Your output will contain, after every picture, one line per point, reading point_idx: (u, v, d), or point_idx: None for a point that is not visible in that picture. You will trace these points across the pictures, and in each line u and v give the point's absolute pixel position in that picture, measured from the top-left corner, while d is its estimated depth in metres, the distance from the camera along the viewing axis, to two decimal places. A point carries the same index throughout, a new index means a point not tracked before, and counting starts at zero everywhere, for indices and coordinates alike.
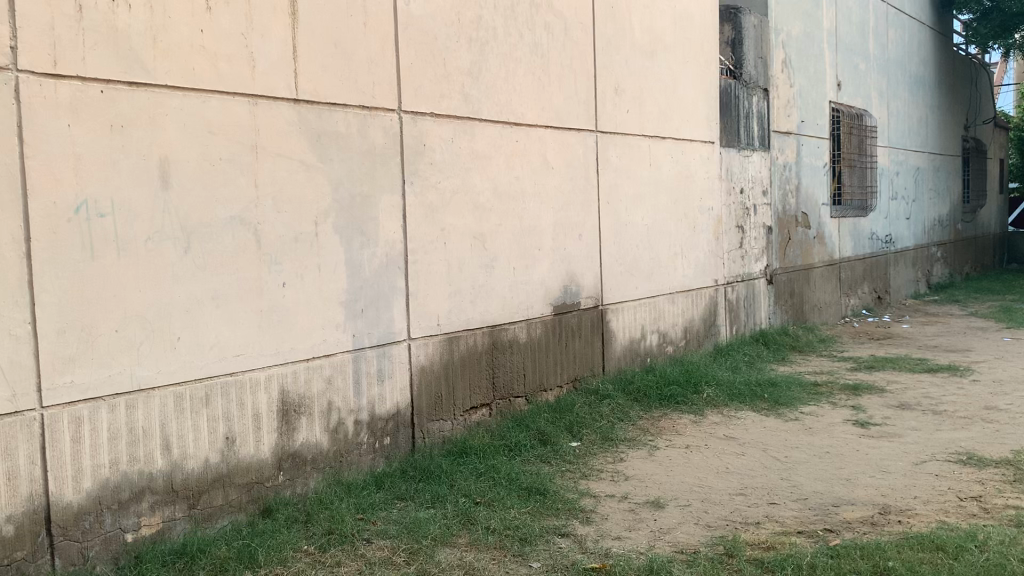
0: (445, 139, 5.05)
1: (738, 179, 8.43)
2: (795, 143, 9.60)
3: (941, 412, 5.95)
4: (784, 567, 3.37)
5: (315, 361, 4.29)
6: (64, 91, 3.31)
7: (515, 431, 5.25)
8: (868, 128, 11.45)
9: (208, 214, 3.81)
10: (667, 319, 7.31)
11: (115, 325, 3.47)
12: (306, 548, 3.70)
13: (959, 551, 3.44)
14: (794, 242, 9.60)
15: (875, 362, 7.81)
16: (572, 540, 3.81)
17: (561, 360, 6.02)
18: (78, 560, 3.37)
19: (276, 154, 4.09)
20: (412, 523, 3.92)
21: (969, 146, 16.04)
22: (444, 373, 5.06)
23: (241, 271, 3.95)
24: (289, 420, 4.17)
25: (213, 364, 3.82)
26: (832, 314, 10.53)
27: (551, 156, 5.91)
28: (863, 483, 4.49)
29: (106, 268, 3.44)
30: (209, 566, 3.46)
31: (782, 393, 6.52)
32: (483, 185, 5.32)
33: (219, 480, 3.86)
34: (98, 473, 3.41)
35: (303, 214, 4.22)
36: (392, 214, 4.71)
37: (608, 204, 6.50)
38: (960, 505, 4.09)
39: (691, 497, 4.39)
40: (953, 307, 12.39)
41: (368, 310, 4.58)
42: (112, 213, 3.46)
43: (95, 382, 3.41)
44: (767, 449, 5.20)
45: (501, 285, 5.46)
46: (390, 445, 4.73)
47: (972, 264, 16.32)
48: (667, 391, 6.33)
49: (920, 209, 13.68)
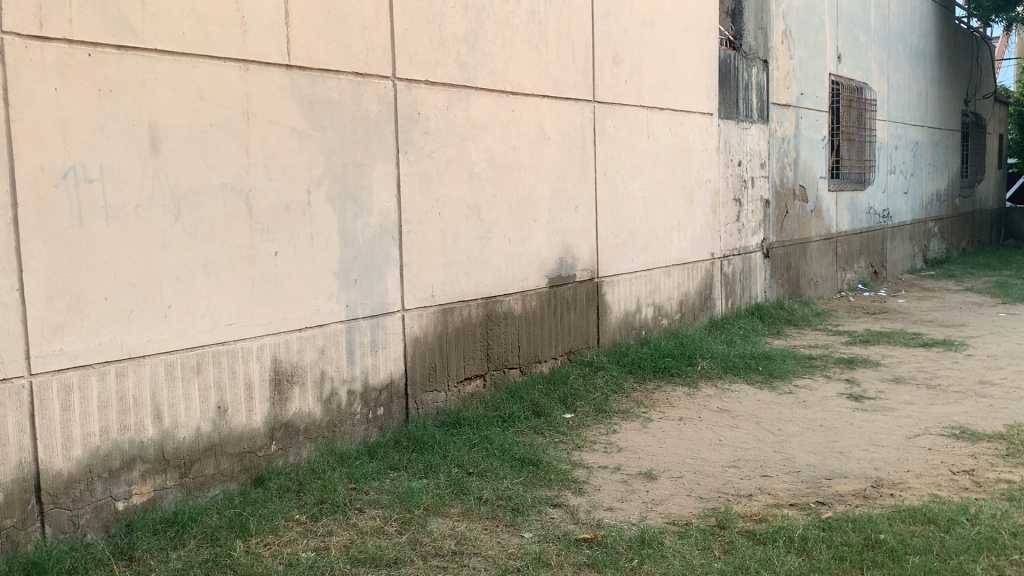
0: (440, 107, 4.98)
1: (736, 151, 8.37)
2: (794, 116, 9.53)
3: (935, 386, 5.96)
4: (775, 538, 3.38)
5: (308, 331, 4.26)
6: (51, 54, 3.24)
7: (509, 402, 5.24)
8: (868, 102, 11.36)
9: (199, 181, 3.76)
10: (663, 292, 7.29)
11: (104, 293, 3.44)
12: (297, 517, 3.69)
13: (951, 525, 3.45)
14: (791, 215, 9.55)
15: (870, 336, 7.81)
16: (564, 510, 3.81)
17: (556, 332, 6.00)
18: (69, 528, 3.36)
19: (268, 122, 4.03)
20: (405, 493, 3.92)
21: (968, 120, 15.95)
22: (438, 344, 5.03)
23: (233, 239, 3.91)
24: (281, 390, 4.15)
25: (204, 333, 3.79)
26: (828, 289, 10.52)
27: (547, 126, 5.84)
28: (857, 456, 4.49)
29: (95, 235, 3.40)
30: (200, 535, 3.45)
31: (777, 366, 6.52)
32: (478, 155, 5.26)
33: (210, 450, 3.85)
34: (88, 441, 3.39)
35: (295, 181, 4.17)
36: (386, 184, 4.65)
37: (605, 175, 6.45)
38: (953, 478, 4.10)
39: (684, 468, 4.39)
40: (950, 282, 12.38)
41: (361, 281, 4.54)
42: (100, 178, 3.41)
43: (84, 349, 3.38)
44: (760, 422, 5.20)
45: (495, 257, 5.42)
46: (384, 415, 4.72)
47: (968, 240, 16.28)
48: (662, 363, 6.32)
49: (918, 183, 13.62)
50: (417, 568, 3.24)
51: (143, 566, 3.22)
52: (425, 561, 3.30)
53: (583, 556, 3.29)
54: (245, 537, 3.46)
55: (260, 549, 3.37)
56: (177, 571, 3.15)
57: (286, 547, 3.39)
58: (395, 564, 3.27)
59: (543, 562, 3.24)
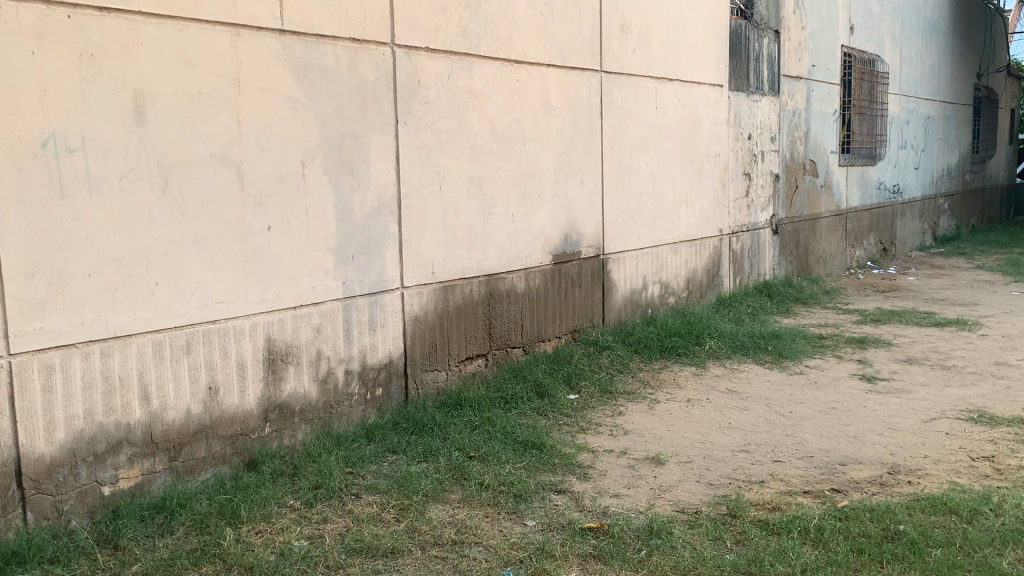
0: (440, 76, 4.77)
1: (746, 125, 8.14)
2: (805, 88, 9.28)
3: (950, 367, 5.80)
4: (790, 529, 3.23)
5: (303, 309, 4.10)
6: (27, 15, 3.04)
7: (511, 383, 5.09)
8: (880, 74, 11.09)
9: (187, 151, 3.58)
10: (669, 270, 7.11)
11: (88, 269, 3.27)
12: (291, 503, 3.55)
13: (974, 515, 3.30)
14: (801, 191, 9.34)
15: (881, 314, 7.64)
16: (569, 497, 3.66)
17: (560, 310, 5.84)
18: (52, 514, 3.22)
19: (260, 89, 3.84)
20: (403, 477, 3.77)
21: (980, 95, 15.65)
22: (438, 323, 4.87)
23: (223, 213, 3.73)
24: (275, 370, 3.99)
25: (194, 311, 3.63)
26: (837, 266, 10.33)
27: (553, 97, 5.63)
28: (871, 441, 4.34)
29: (77, 208, 3.23)
30: (189, 522, 3.31)
31: (787, 346, 6.35)
32: (480, 127, 5.07)
33: (201, 432, 3.70)
34: (72, 424, 3.24)
35: (289, 153, 3.98)
36: (384, 156, 4.46)
37: (612, 148, 6.25)
38: (973, 464, 3.94)
39: (693, 453, 4.24)
40: (960, 259, 12.18)
41: (358, 257, 4.37)
42: (82, 148, 3.23)
43: (68, 328, 3.22)
44: (771, 404, 5.04)
45: (498, 232, 5.25)
46: (382, 396, 4.57)
47: (978, 216, 16.04)
48: (668, 342, 6.15)
49: (929, 159, 13.37)
50: (415, 558, 3.10)
51: (128, 555, 3.08)
52: (423, 550, 3.15)
53: (588, 547, 3.14)
54: (235, 524, 3.31)
55: (251, 537, 3.23)
56: (164, 562, 3.01)
57: (279, 536, 3.25)
58: (392, 554, 3.13)
59: (546, 553, 3.10)
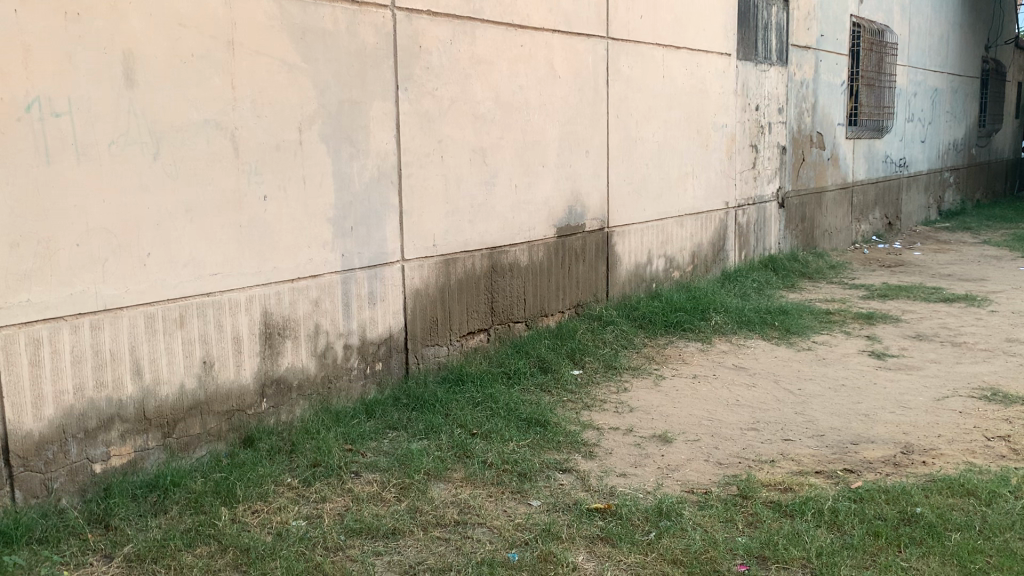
0: (443, 41, 4.61)
1: (753, 95, 7.97)
2: (813, 59, 9.10)
3: (960, 344, 5.70)
4: (804, 511, 3.13)
5: (300, 282, 3.97)
6: None
7: (514, 358, 4.98)
8: (889, 45, 10.89)
9: (180, 116, 3.43)
10: (674, 243, 6.98)
11: (76, 239, 3.14)
12: (289, 481, 3.44)
13: (992, 498, 3.20)
14: (807, 163, 9.17)
15: (889, 289, 7.52)
16: (574, 476, 3.56)
17: (564, 284, 5.72)
18: (41, 492, 3.11)
19: (255, 53, 3.69)
20: (405, 455, 3.67)
21: (988, 67, 15.42)
22: (439, 297, 4.75)
23: (217, 182, 3.59)
24: (272, 344, 3.87)
25: (187, 284, 3.50)
26: (842, 241, 10.21)
27: (558, 65, 5.46)
28: (883, 419, 4.24)
29: (64, 174, 3.09)
30: (183, 501, 3.20)
31: (794, 321, 6.23)
32: (483, 94, 4.91)
33: (196, 408, 3.59)
34: (61, 399, 3.13)
35: (285, 120, 3.83)
36: (385, 123, 4.31)
37: (618, 118, 6.09)
38: (988, 444, 3.85)
39: (701, 431, 4.14)
40: (966, 234, 12.04)
41: (358, 229, 4.23)
42: (69, 112, 3.09)
43: (55, 300, 3.09)
44: (778, 381, 4.95)
45: (501, 204, 5.11)
46: (382, 371, 4.45)
47: (982, 191, 15.88)
48: (673, 317, 6.04)
49: (935, 132, 13.18)
50: (417, 539, 3.00)
51: (119, 535, 2.97)
52: (425, 531, 3.05)
53: (596, 529, 3.04)
54: (231, 504, 3.21)
55: (248, 517, 3.12)
56: (156, 543, 2.90)
57: (276, 516, 3.15)
58: (393, 535, 3.03)
59: (553, 535, 3.00)
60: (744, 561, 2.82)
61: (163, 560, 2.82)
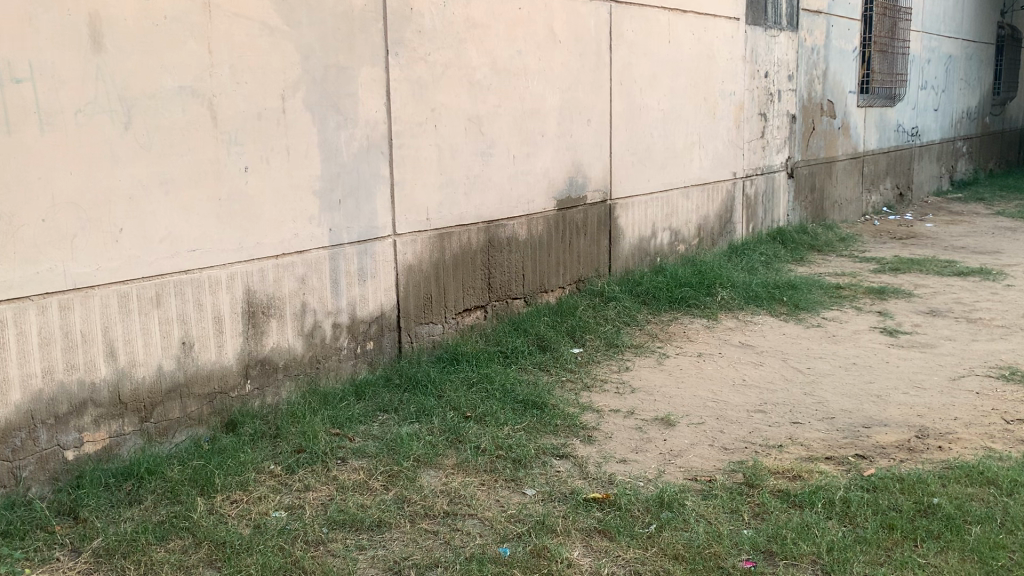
0: (436, 3, 4.37)
1: (763, 62, 7.70)
2: (824, 24, 8.80)
3: (976, 320, 5.49)
4: (813, 502, 2.95)
5: (286, 258, 3.79)
6: None
7: (512, 336, 4.79)
8: (902, 10, 10.56)
9: (152, 83, 3.22)
10: (680, 216, 6.76)
11: (42, 214, 2.96)
12: (271, 468, 3.28)
13: (1014, 486, 3.02)
14: (817, 132, 8.91)
15: (900, 263, 7.29)
16: (571, 462, 3.39)
17: (564, 259, 5.52)
18: (9, 481, 2.96)
19: (233, 14, 3.46)
20: (395, 439, 3.51)
21: (1004, 33, 15.03)
22: (433, 273, 4.55)
23: (194, 152, 3.39)
24: (256, 323, 3.70)
25: (164, 260, 3.32)
26: (852, 212, 9.95)
27: (559, 29, 5.22)
28: (896, 401, 4.04)
29: (26, 144, 2.89)
30: (159, 491, 3.04)
31: (803, 296, 6.02)
32: (479, 60, 4.68)
33: (175, 391, 3.42)
34: (29, 383, 2.96)
35: (267, 87, 3.62)
36: (374, 90, 4.10)
37: (621, 85, 5.85)
38: (1008, 428, 3.65)
39: (705, 413, 3.96)
40: (978, 205, 11.76)
41: (347, 202, 4.04)
42: (30, 79, 2.89)
43: (19, 279, 2.91)
44: (787, 359, 4.75)
45: (498, 175, 4.90)
46: (373, 350, 4.28)
47: (995, 161, 15.52)
48: (678, 292, 5.83)
49: (948, 100, 12.85)
50: (403, 532, 2.84)
51: (90, 528, 2.81)
52: (413, 524, 2.89)
53: (593, 521, 2.87)
54: (208, 493, 3.04)
55: (226, 508, 2.96)
56: (129, 536, 2.75)
57: (256, 506, 2.99)
58: (378, 528, 2.87)
59: (547, 529, 2.82)
60: (750, 557, 2.65)
61: (133, 555, 2.66)
